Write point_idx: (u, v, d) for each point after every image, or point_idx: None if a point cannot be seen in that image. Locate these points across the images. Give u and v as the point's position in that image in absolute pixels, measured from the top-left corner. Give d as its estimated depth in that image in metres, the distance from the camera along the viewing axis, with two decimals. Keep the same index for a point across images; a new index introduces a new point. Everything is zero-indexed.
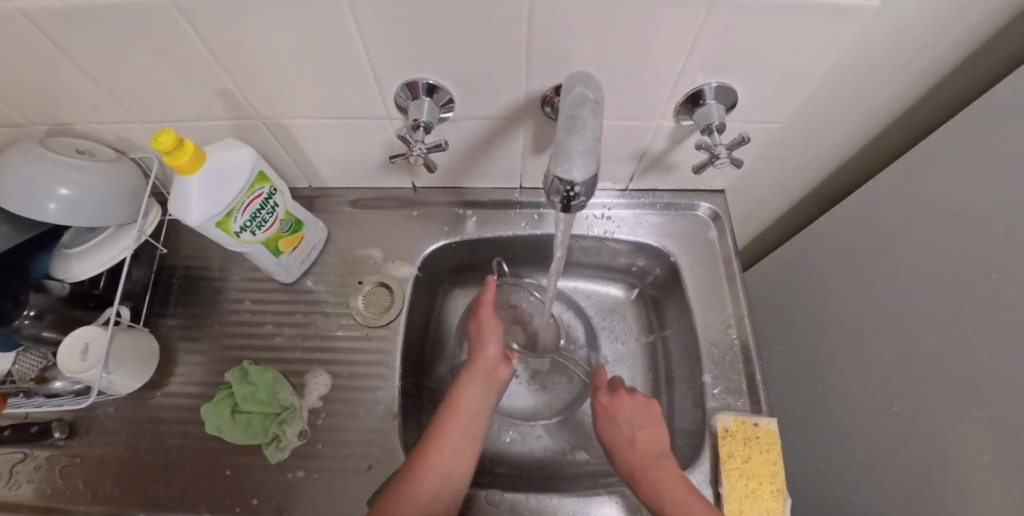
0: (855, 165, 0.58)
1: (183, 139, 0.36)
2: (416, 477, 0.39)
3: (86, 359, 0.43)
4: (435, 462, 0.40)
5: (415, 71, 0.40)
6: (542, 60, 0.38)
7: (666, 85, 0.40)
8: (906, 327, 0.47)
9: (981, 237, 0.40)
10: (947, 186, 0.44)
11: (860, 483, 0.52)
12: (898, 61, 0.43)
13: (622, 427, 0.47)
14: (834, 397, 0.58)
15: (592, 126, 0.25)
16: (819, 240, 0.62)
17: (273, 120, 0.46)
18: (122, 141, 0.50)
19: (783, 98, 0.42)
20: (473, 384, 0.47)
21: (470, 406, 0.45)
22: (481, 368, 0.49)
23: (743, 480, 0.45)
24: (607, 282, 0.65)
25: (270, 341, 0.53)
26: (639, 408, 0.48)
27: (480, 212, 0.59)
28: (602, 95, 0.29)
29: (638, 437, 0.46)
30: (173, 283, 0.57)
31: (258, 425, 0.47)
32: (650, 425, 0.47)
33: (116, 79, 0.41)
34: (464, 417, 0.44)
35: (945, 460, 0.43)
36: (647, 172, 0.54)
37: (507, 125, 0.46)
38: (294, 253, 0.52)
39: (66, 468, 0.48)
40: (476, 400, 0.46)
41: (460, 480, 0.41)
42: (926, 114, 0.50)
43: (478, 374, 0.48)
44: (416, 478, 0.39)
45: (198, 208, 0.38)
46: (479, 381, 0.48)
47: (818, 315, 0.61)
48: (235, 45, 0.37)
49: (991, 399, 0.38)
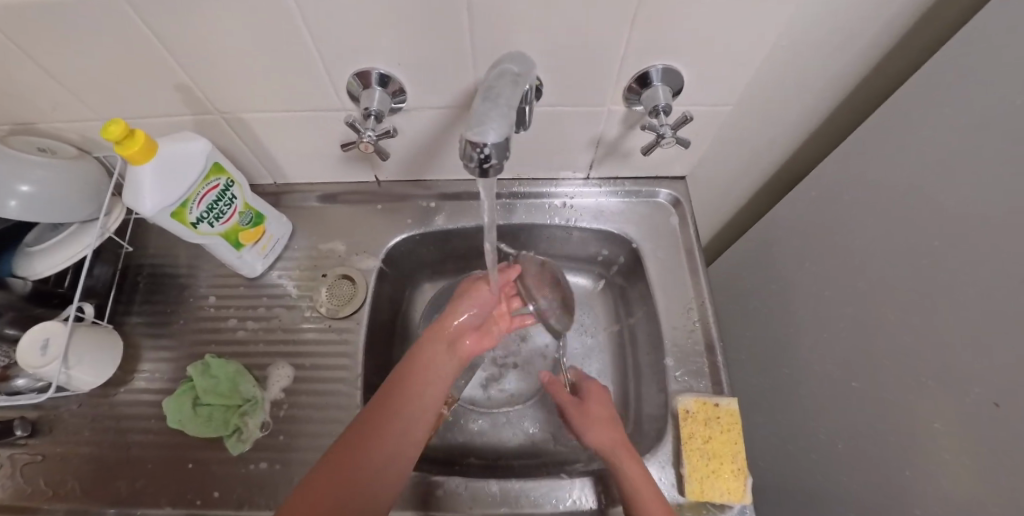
0: (810, 148, 0.60)
1: (134, 129, 0.36)
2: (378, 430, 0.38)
3: (46, 354, 0.43)
4: (384, 437, 0.38)
5: (366, 61, 0.40)
6: (487, 47, 0.39)
7: (611, 69, 0.41)
8: (863, 304, 0.48)
9: (928, 209, 0.41)
10: (895, 163, 0.45)
11: (824, 462, 0.53)
12: (840, 39, 0.44)
13: (595, 410, 0.46)
14: (797, 379, 0.58)
15: (509, 95, 0.26)
16: (778, 223, 0.63)
17: (232, 115, 0.47)
18: (86, 140, 0.51)
19: (729, 80, 0.43)
20: (428, 355, 0.44)
21: (423, 372, 0.43)
22: (448, 331, 0.46)
23: (704, 460, 0.45)
24: (574, 272, 0.65)
25: (234, 335, 0.53)
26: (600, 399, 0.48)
27: (444, 205, 0.59)
28: (528, 70, 0.30)
29: (613, 426, 0.45)
30: (140, 282, 0.57)
31: (219, 417, 0.47)
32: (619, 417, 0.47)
33: (72, 75, 0.41)
34: (421, 385, 0.42)
35: (904, 432, 0.43)
36: (605, 160, 0.55)
37: (463, 115, 0.47)
38: (256, 247, 0.52)
39: (28, 467, 0.47)
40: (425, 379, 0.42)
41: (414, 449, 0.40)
42: (871, 93, 0.51)
43: (444, 341, 0.45)
44: (363, 453, 0.37)
45: (150, 198, 0.38)
46: (440, 348, 0.45)
47: (781, 298, 0.62)
48: (187, 39, 0.38)
49: (944, 367, 0.39)
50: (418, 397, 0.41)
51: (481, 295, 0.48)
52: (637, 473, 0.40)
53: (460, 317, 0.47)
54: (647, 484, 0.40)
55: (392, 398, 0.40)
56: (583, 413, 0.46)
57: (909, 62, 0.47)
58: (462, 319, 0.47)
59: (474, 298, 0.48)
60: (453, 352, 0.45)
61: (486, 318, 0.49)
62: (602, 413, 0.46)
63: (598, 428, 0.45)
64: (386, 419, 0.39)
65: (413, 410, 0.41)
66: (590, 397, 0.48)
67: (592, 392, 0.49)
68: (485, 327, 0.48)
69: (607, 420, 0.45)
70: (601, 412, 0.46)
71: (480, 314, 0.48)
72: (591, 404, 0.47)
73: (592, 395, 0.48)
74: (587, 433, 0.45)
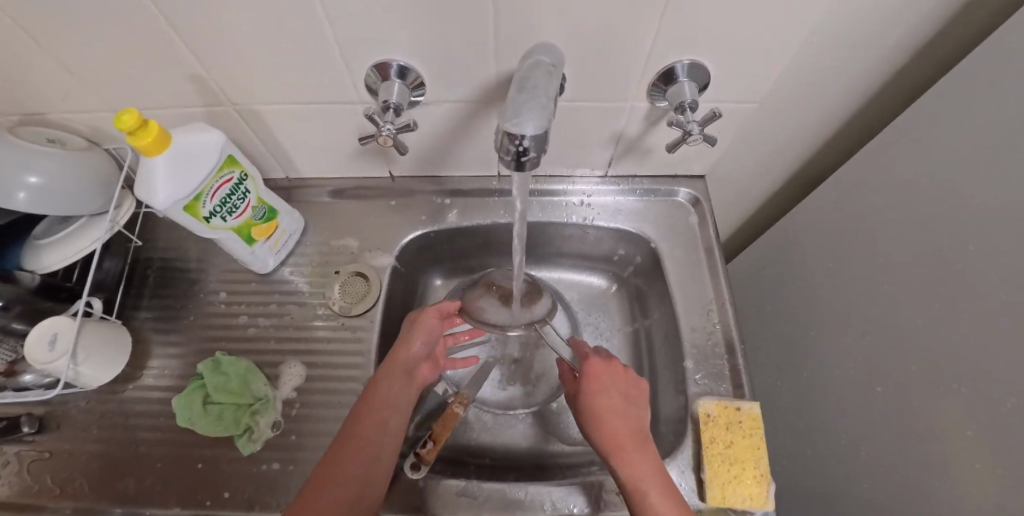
0: (835, 146, 0.58)
1: (148, 119, 0.34)
2: (339, 470, 0.37)
3: (54, 350, 0.42)
4: (347, 476, 0.37)
5: (385, 52, 0.39)
6: (511, 39, 0.37)
7: (637, 64, 0.40)
8: (889, 307, 0.47)
9: (959, 211, 0.40)
10: (925, 163, 0.44)
11: (845, 467, 0.52)
12: (875, 32, 0.42)
13: (602, 400, 0.44)
14: (819, 383, 0.57)
15: (546, 86, 0.25)
16: (800, 223, 0.61)
17: (246, 107, 0.46)
18: (96, 131, 0.50)
19: (757, 77, 0.42)
20: (384, 389, 0.43)
21: (378, 407, 0.42)
22: (401, 363, 0.45)
23: (725, 465, 0.44)
24: (589, 272, 0.64)
25: (244, 332, 0.52)
26: (609, 385, 0.45)
27: (458, 201, 0.58)
28: (560, 61, 0.29)
29: (621, 418, 0.42)
30: (149, 276, 0.56)
31: (229, 416, 0.46)
32: (627, 400, 0.44)
33: (83, 65, 0.40)
34: (379, 417, 0.41)
35: (930, 438, 0.42)
36: (624, 157, 0.54)
37: (481, 109, 0.46)
38: (268, 242, 0.51)
39: (35, 464, 0.46)
40: (383, 415, 0.41)
41: (382, 478, 0.39)
42: (901, 90, 0.50)
43: (397, 372, 0.44)
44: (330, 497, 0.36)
45: (164, 191, 0.37)
46: (396, 380, 0.44)
47: (802, 298, 0.61)
48: (203, 29, 0.37)
49: (975, 374, 0.37)
50: (379, 430, 0.40)
51: (427, 325, 0.48)
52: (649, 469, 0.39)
53: (411, 349, 0.46)
54: (662, 482, 0.38)
55: (351, 437, 0.39)
56: (587, 403, 0.44)
57: (945, 57, 0.46)
58: (415, 348, 0.46)
59: (421, 328, 0.47)
60: (409, 385, 0.45)
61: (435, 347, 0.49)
62: (607, 403, 0.43)
63: (606, 422, 0.42)
64: (345, 462, 0.38)
65: (372, 445, 0.40)
66: (593, 385, 0.45)
67: (598, 376, 0.45)
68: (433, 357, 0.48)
69: (616, 413, 0.43)
70: (607, 401, 0.44)
71: (430, 343, 0.48)
72: (599, 392, 0.44)
73: (598, 381, 0.45)
74: (590, 424, 0.43)
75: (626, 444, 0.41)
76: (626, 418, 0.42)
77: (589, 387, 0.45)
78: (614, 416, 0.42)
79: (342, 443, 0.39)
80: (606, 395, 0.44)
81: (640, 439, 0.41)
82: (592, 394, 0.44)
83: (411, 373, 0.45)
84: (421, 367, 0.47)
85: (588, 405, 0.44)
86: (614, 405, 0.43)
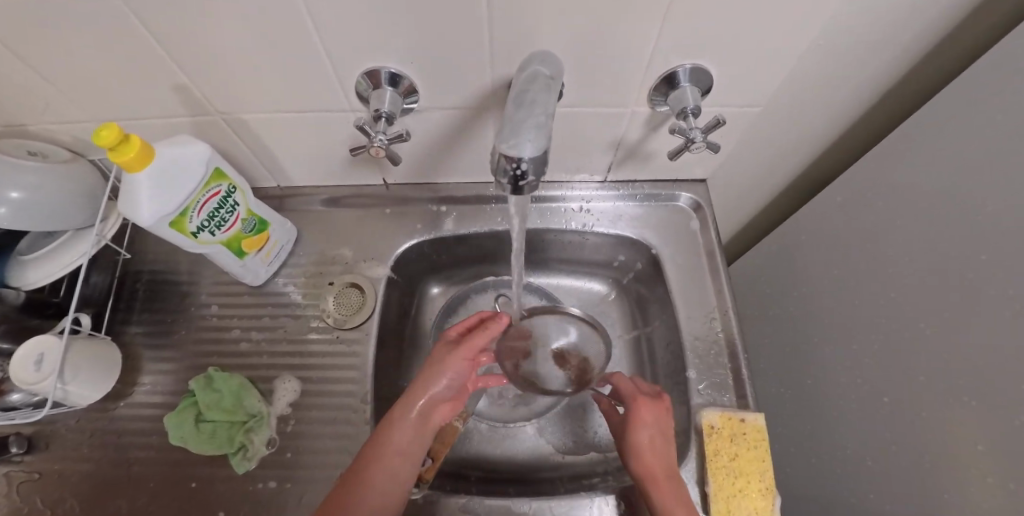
0: (838, 150, 0.57)
1: (129, 133, 0.33)
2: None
3: (39, 369, 0.41)
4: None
5: (376, 60, 0.38)
6: (507, 45, 0.36)
7: (638, 70, 0.39)
8: (895, 316, 0.46)
9: (968, 219, 0.39)
10: (932, 169, 0.42)
11: (850, 475, 0.51)
12: (884, 37, 0.41)
13: (643, 437, 0.42)
14: (823, 389, 0.56)
15: (545, 101, 0.23)
16: (802, 228, 0.60)
17: (233, 116, 0.44)
18: (79, 142, 0.48)
19: (762, 81, 0.41)
20: (394, 434, 0.40)
21: (385, 453, 0.39)
22: (418, 406, 0.41)
23: (730, 478, 0.43)
24: (588, 278, 0.63)
25: (237, 346, 0.51)
26: (651, 416, 0.43)
27: (454, 209, 0.57)
28: (559, 72, 0.27)
29: (659, 454, 0.42)
30: (138, 289, 0.55)
31: (223, 434, 0.45)
32: (667, 437, 0.43)
33: (60, 76, 0.39)
34: (389, 458, 0.39)
35: (938, 450, 0.41)
36: (624, 162, 0.52)
37: (476, 116, 0.45)
38: (260, 254, 0.50)
39: (24, 485, 0.45)
40: (388, 461, 0.39)
41: None
42: (908, 93, 0.49)
43: (413, 413, 0.41)
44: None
45: (149, 209, 0.36)
46: (408, 425, 0.41)
47: (805, 304, 0.60)
48: (184, 38, 0.35)
49: (983, 388, 0.37)
50: (380, 477, 0.38)
51: (453, 364, 0.43)
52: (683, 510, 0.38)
53: (429, 391, 0.42)
54: None
55: (353, 479, 0.38)
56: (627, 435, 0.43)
57: (954, 59, 0.44)
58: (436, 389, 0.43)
59: (445, 369, 0.43)
60: (423, 430, 0.41)
61: (461, 386, 0.45)
62: (646, 439, 0.42)
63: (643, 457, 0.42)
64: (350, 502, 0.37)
65: (376, 494, 0.38)
66: (637, 421, 0.43)
67: (641, 408, 0.44)
68: (457, 395, 0.45)
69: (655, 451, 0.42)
70: (647, 438, 0.42)
71: (453, 384, 0.44)
72: (640, 428, 0.43)
73: (643, 414, 0.43)
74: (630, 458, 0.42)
75: (659, 479, 0.40)
76: (663, 455, 0.42)
77: (637, 418, 0.43)
78: (655, 453, 0.42)
79: (345, 484, 0.38)
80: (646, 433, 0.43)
81: (673, 475, 0.41)
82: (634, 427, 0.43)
83: (428, 416, 0.42)
84: (440, 409, 0.43)
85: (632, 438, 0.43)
86: (652, 442, 0.42)
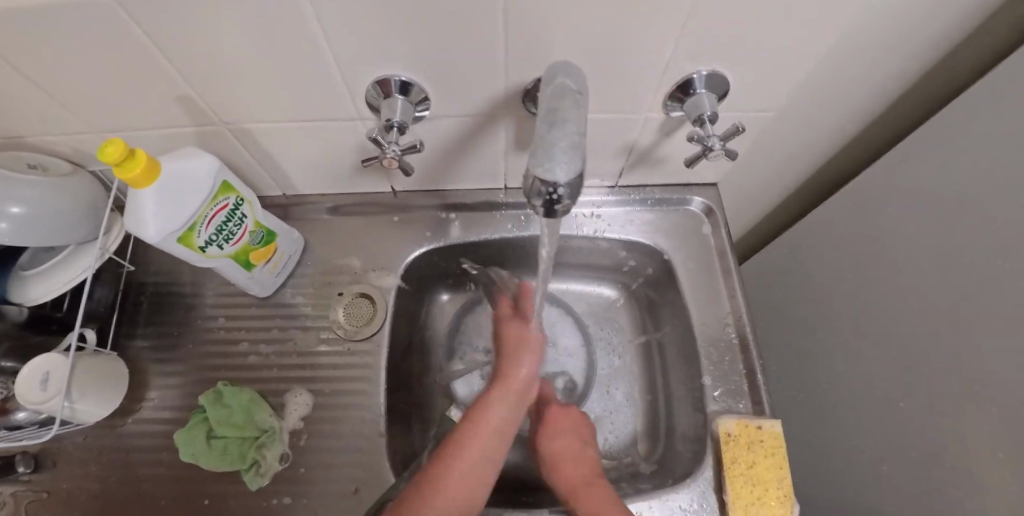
0: (849, 152, 0.57)
1: (135, 148, 0.32)
2: (450, 480, 0.35)
3: (46, 389, 0.40)
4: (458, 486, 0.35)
5: (386, 68, 0.37)
6: (522, 51, 0.35)
7: (654, 77, 0.38)
8: (911, 321, 0.46)
9: (985, 226, 0.38)
10: (947, 174, 0.42)
11: (866, 479, 0.51)
12: (899, 42, 0.40)
13: (558, 446, 0.46)
14: (837, 392, 0.56)
15: (576, 118, 0.22)
16: (814, 230, 0.60)
17: (238, 126, 0.43)
18: (79, 154, 0.47)
19: (778, 86, 0.40)
20: (496, 399, 0.41)
21: (489, 419, 0.39)
22: (520, 377, 0.43)
23: (748, 487, 0.43)
24: (599, 282, 0.63)
25: (245, 360, 0.50)
26: (562, 423, 0.48)
27: (463, 215, 0.56)
28: (585, 86, 0.26)
29: (580, 463, 0.45)
30: (142, 302, 0.54)
31: (235, 451, 0.44)
32: (582, 443, 0.47)
33: (64, 89, 0.37)
34: (486, 435, 0.39)
35: (956, 456, 0.41)
36: (636, 167, 0.52)
37: (488, 122, 0.44)
38: (267, 265, 0.49)
39: (33, 504, 0.45)
40: (493, 426, 0.39)
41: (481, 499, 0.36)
42: (924, 95, 0.48)
43: (512, 384, 0.43)
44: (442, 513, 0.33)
45: (156, 225, 0.35)
46: (510, 396, 0.42)
47: (817, 307, 0.60)
48: (188, 49, 0.34)
49: (1000, 396, 0.36)
50: (484, 441, 0.38)
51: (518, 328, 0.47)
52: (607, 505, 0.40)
53: (526, 362, 0.44)
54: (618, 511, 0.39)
55: (456, 441, 0.38)
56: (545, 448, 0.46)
57: (970, 62, 0.44)
58: (524, 369, 0.44)
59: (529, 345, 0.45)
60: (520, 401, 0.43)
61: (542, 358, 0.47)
62: (565, 448, 0.46)
63: (562, 467, 0.45)
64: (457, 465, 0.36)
65: (483, 459, 0.37)
66: (552, 431, 0.47)
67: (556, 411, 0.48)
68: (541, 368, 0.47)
69: (571, 459, 0.45)
70: (563, 447, 0.46)
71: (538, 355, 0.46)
72: (557, 437, 0.47)
73: (558, 418, 0.48)
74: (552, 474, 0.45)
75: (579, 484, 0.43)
76: (584, 460, 0.45)
77: (551, 427, 0.47)
78: (574, 460, 0.45)
79: (449, 448, 0.37)
80: (563, 440, 0.46)
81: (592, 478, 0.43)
82: (551, 434, 0.47)
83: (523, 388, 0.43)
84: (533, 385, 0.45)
85: (552, 447, 0.46)
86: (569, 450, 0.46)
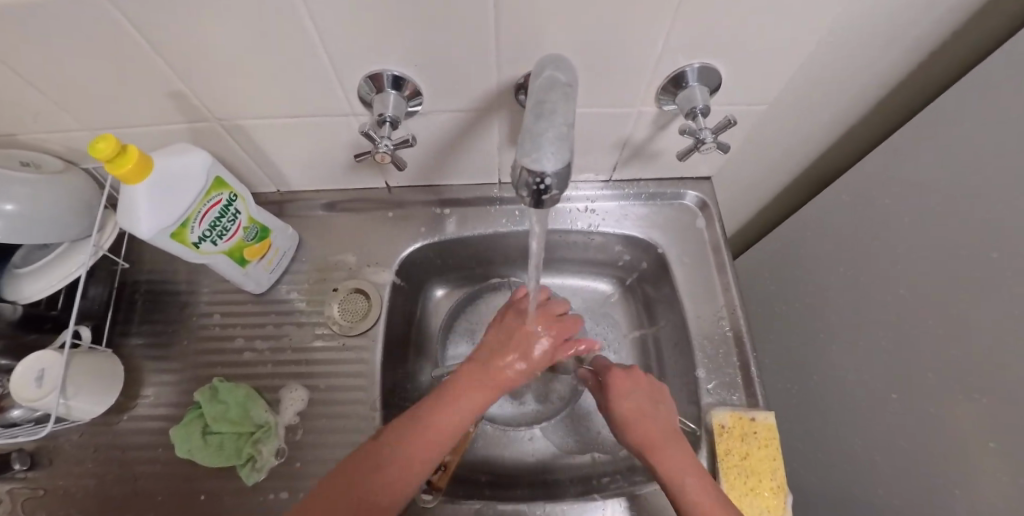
0: (842, 147, 0.57)
1: (126, 144, 0.32)
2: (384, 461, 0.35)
3: (41, 386, 0.40)
4: (410, 457, 0.36)
5: (379, 62, 0.37)
6: (514, 47, 0.35)
7: (646, 71, 0.38)
8: (903, 313, 0.46)
9: (978, 218, 0.38)
10: (940, 167, 0.42)
11: (860, 470, 0.52)
12: (890, 35, 0.40)
13: (629, 405, 0.43)
14: (832, 385, 0.56)
15: (564, 111, 0.22)
16: (809, 224, 0.60)
17: (231, 122, 0.43)
18: (71, 151, 0.47)
19: (769, 80, 0.40)
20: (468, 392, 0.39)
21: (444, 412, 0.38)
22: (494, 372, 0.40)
23: (742, 478, 0.44)
24: (594, 277, 0.63)
25: (240, 356, 0.51)
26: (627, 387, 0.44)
27: (457, 211, 0.56)
28: (574, 78, 0.26)
29: (655, 415, 0.43)
30: (137, 300, 0.54)
31: (231, 446, 0.44)
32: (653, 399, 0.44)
33: (52, 85, 0.37)
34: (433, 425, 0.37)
35: (948, 446, 0.41)
36: (630, 161, 0.52)
37: (481, 117, 0.44)
38: (262, 262, 0.49)
39: (30, 501, 0.45)
40: (455, 416, 0.38)
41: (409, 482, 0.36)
42: (915, 88, 0.48)
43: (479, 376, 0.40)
44: (384, 485, 0.34)
45: (149, 221, 0.35)
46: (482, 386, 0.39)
47: (811, 300, 0.60)
48: (179, 44, 0.34)
49: (992, 386, 0.37)
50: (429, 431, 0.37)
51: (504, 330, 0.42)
52: (686, 460, 0.39)
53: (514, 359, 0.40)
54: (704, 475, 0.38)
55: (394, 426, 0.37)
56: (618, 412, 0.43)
57: (962, 55, 0.44)
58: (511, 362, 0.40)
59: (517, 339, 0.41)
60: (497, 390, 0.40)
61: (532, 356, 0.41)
62: (634, 405, 0.43)
63: (639, 424, 0.42)
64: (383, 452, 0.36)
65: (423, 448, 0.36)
66: (619, 392, 0.44)
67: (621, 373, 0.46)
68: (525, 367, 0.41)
69: (648, 413, 0.42)
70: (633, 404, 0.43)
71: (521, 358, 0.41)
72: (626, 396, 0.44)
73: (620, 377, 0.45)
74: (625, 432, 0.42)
75: (659, 440, 0.41)
76: (661, 418, 0.42)
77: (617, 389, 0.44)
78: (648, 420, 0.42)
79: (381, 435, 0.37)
80: (636, 398, 0.43)
81: (673, 436, 0.41)
82: (621, 394, 0.44)
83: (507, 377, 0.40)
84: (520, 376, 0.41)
85: (623, 409, 0.43)
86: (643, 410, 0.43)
